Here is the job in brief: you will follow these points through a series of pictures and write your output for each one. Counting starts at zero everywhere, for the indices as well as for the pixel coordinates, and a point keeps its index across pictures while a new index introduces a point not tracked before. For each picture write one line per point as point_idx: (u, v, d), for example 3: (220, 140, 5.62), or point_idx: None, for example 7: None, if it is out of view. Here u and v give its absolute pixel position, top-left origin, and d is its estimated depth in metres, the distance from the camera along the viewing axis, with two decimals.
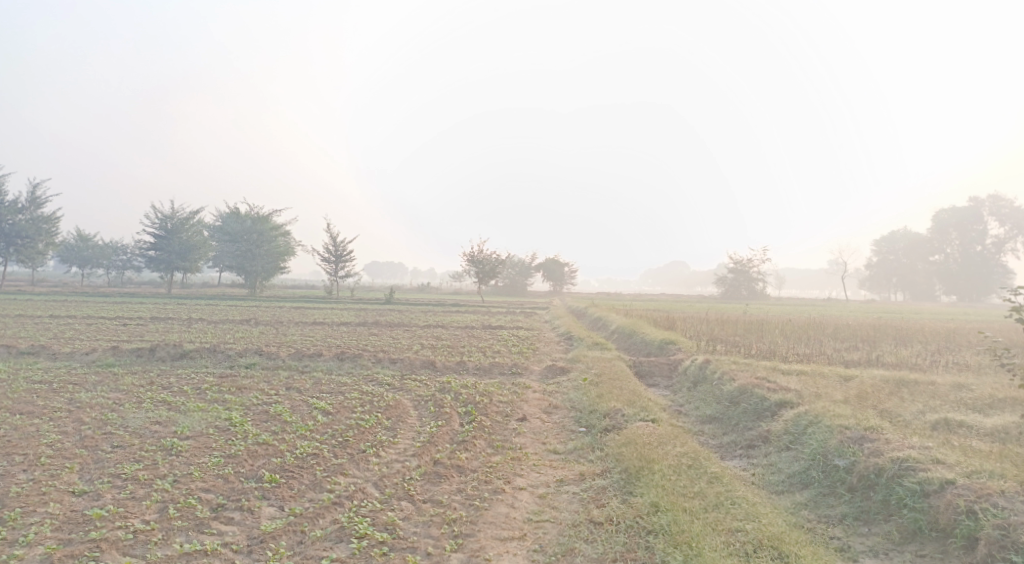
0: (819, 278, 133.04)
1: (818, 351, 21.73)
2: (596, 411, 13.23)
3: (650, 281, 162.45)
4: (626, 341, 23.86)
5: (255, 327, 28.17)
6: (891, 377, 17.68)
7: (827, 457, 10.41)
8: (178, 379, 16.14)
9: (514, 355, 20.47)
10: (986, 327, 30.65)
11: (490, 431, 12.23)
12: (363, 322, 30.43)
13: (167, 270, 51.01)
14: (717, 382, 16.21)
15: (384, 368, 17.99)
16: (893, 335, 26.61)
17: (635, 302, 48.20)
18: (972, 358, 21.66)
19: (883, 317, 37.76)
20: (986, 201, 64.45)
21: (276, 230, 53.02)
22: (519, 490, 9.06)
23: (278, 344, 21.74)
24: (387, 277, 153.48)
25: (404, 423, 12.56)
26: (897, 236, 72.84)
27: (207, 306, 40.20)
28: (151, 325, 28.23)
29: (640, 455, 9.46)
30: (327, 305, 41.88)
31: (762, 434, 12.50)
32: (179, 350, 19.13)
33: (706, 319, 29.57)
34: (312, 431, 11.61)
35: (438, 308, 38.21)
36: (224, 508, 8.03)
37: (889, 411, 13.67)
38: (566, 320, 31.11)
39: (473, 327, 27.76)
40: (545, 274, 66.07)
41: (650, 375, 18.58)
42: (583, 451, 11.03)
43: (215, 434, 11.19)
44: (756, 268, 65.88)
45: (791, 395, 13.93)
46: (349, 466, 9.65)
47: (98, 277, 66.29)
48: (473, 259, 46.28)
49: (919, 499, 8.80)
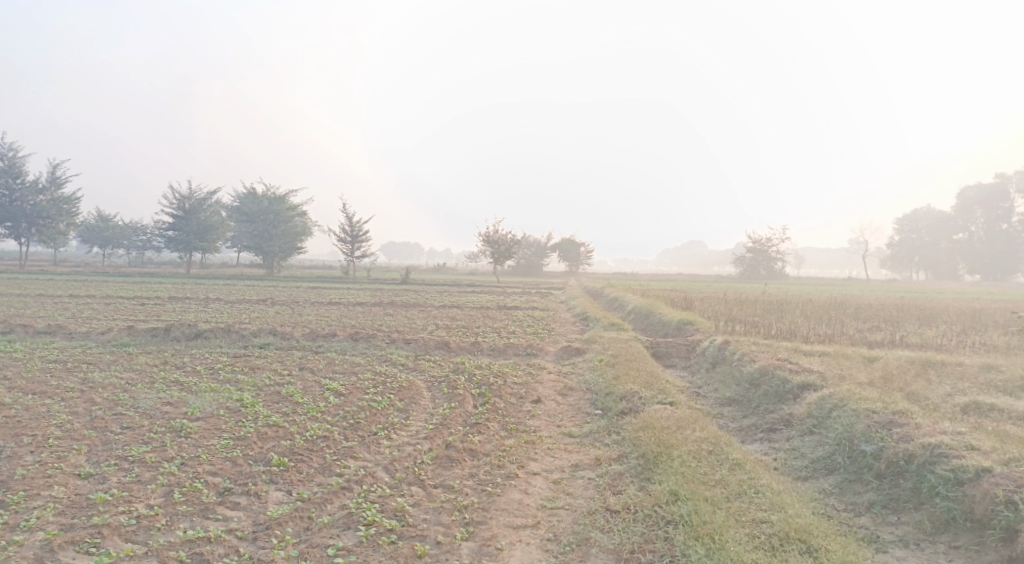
0: (841, 257, 131.30)
1: (840, 331, 21.25)
2: (613, 393, 12.94)
3: (668, 260, 161.42)
4: (644, 322, 23.50)
5: (271, 307, 28.10)
6: (916, 359, 17.21)
7: (853, 442, 10.07)
8: (192, 359, 16.01)
9: (530, 335, 20.22)
10: (1012, 307, 29.90)
11: (504, 414, 11.98)
12: (379, 302, 30.27)
13: (186, 250, 51.13)
14: (737, 363, 15.85)
15: (399, 349, 17.79)
16: (917, 315, 26.00)
17: (651, 282, 47.63)
18: (999, 339, 21.07)
19: (906, 297, 36.99)
20: (1013, 179, 62.93)
21: (293, 210, 52.96)
22: (533, 475, 8.81)
23: (293, 324, 21.60)
24: (405, 257, 153.59)
25: (417, 405, 12.34)
26: (921, 215, 71.50)
27: (224, 286, 40.28)
28: (168, 305, 28.24)
29: (659, 440, 9.17)
30: (343, 285, 41.77)
31: (783, 417, 12.16)
32: (193, 329, 19.02)
33: (724, 299, 29.09)
34: (324, 412, 11.42)
35: (454, 288, 37.99)
36: (230, 493, 7.85)
37: (915, 393, 13.27)
38: (583, 300, 30.77)
39: (488, 307, 27.51)
40: (562, 254, 65.69)
41: (668, 356, 18.26)
42: (599, 435, 10.76)
43: (225, 415, 11.02)
44: (776, 247, 64.97)
45: (815, 378, 13.56)
46: (359, 450, 9.45)
47: (117, 258, 66.64)
48: (488, 239, 45.92)
49: (953, 488, 8.45)
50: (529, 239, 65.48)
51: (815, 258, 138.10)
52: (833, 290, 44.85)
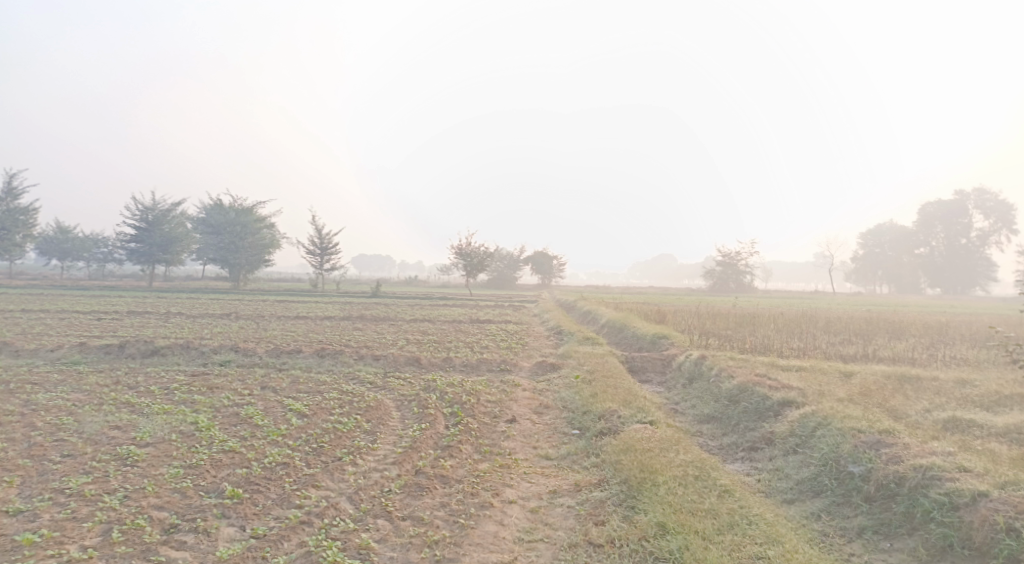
0: (807, 270, 132.81)
1: (814, 345, 21.00)
2: (589, 412, 12.42)
3: (638, 273, 162.09)
4: (617, 336, 23.06)
5: (234, 321, 27.20)
6: (892, 373, 16.94)
7: (839, 463, 9.66)
8: (147, 378, 15.20)
9: (503, 350, 19.65)
10: (976, 320, 30.12)
11: (477, 435, 11.41)
12: (347, 316, 29.49)
13: (148, 262, 49.82)
14: (715, 378, 15.44)
15: (367, 365, 17.11)
16: (887, 328, 25.93)
17: (621, 295, 47.25)
18: (970, 352, 20.95)
19: (873, 310, 37.05)
20: (971, 194, 63.71)
21: (260, 222, 51.91)
22: (508, 504, 8.25)
23: (257, 340, 20.80)
24: (375, 269, 152.19)
25: (386, 426, 11.71)
26: (884, 229, 72.39)
27: (188, 299, 39.17)
28: (126, 319, 27.20)
29: (641, 465, 8.65)
30: (310, 298, 40.80)
31: (765, 436, 11.74)
32: (150, 346, 18.16)
33: (697, 313, 28.80)
34: (285, 435, 10.73)
35: (424, 302, 37.32)
36: (176, 530, 7.17)
37: (896, 409, 12.95)
38: (555, 314, 30.27)
39: (460, 321, 26.91)
40: (534, 267, 65.22)
41: (643, 371, 17.81)
42: (577, 457, 10.23)
43: (178, 440, 10.31)
44: (744, 260, 65.24)
45: (795, 394, 13.18)
46: (323, 477, 8.82)
47: (76, 271, 64.92)
48: (461, 252, 45.29)
49: (948, 513, 8.06)
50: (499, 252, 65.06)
51: (782, 271, 139.54)
52: (801, 302, 44.93)
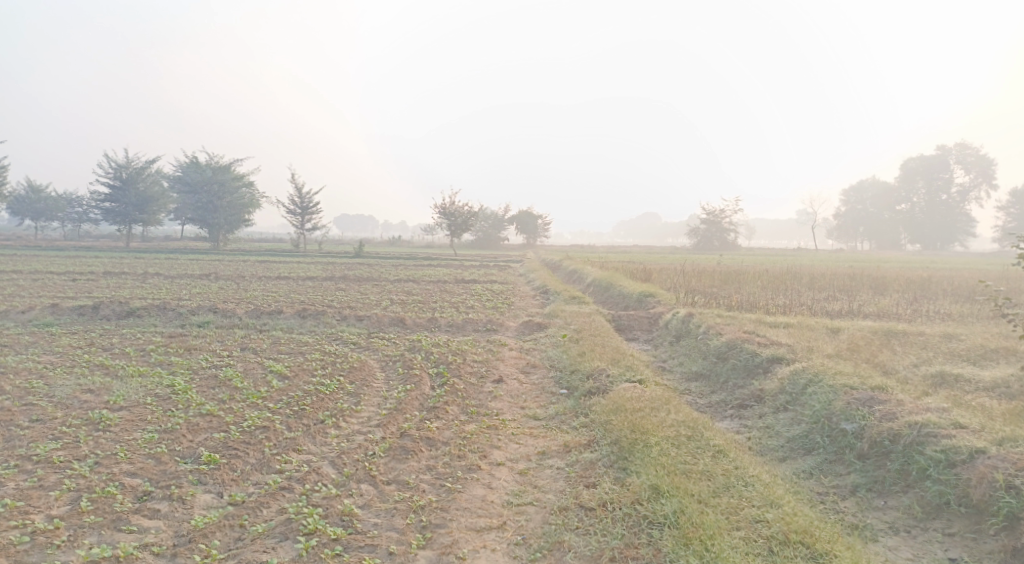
0: (789, 227, 133.12)
1: (799, 301, 20.88)
2: (577, 371, 12.20)
3: (622, 232, 161.96)
4: (603, 295, 22.84)
5: (214, 282, 26.72)
6: (879, 329, 16.83)
7: (831, 420, 9.50)
8: (122, 340, 14.81)
9: (488, 310, 19.36)
10: (955, 275, 30.26)
11: (463, 395, 11.15)
12: (330, 276, 29.08)
13: (124, 222, 48.85)
14: (703, 336, 15.24)
15: (350, 326, 16.79)
16: (870, 284, 25.87)
17: (604, 254, 47.02)
18: (954, 307, 20.90)
19: (855, 266, 37.06)
20: (953, 150, 63.96)
21: (239, 180, 50.97)
22: (496, 466, 8.02)
23: (237, 300, 20.39)
24: (358, 229, 150.93)
25: (370, 387, 11.43)
26: (866, 186, 72.42)
27: (167, 260, 38.53)
28: (103, 280, 26.64)
29: (632, 425, 8.42)
30: (291, 259, 40.20)
31: (755, 393, 11.58)
32: (126, 308, 17.71)
33: (682, 270, 28.60)
34: (265, 398, 10.42)
35: (408, 262, 36.90)
36: (149, 498, 6.88)
37: (884, 365, 12.83)
38: (541, 273, 30.00)
39: (445, 281, 26.59)
40: (518, 227, 64.83)
41: (629, 329, 17.63)
42: (566, 417, 10.01)
43: (153, 403, 9.97)
44: (728, 218, 65.09)
45: (785, 350, 13.02)
46: (304, 441, 8.54)
47: (52, 231, 63.66)
48: (444, 212, 44.70)
49: (944, 470, 7.93)
50: (482, 211, 64.55)
51: (764, 229, 139.85)
52: (784, 259, 44.98)
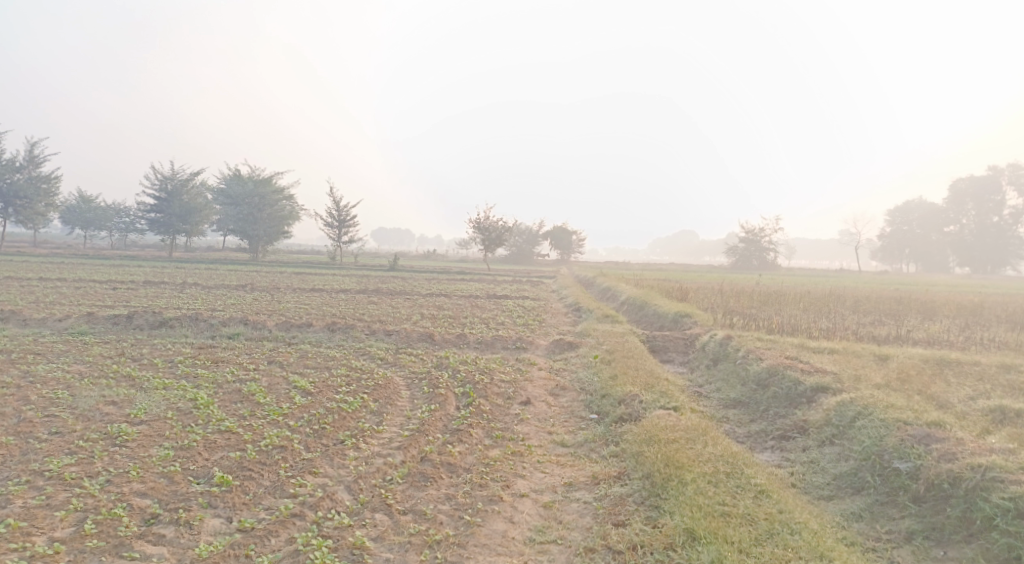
0: (831, 248, 130.43)
1: (843, 325, 20.09)
2: (609, 394, 11.73)
3: (659, 250, 160.45)
4: (639, 313, 22.27)
5: (248, 293, 26.76)
6: (929, 357, 16.04)
7: (882, 458, 8.94)
8: (151, 350, 14.72)
9: (520, 327, 18.95)
10: (1009, 300, 28.97)
11: (489, 418, 10.75)
12: (363, 289, 28.95)
13: (168, 233, 49.59)
14: (742, 360, 14.64)
15: (378, 341, 16.51)
16: (918, 308, 24.88)
17: (641, 271, 46.30)
18: (1008, 335, 19.92)
19: (902, 289, 35.87)
20: (1005, 171, 62.04)
21: (279, 193, 51.43)
22: (519, 498, 7.62)
23: (269, 312, 20.29)
24: (395, 242, 151.87)
25: (394, 406, 11.10)
26: (913, 206, 70.52)
27: (206, 270, 38.88)
28: (141, 289, 26.84)
29: (667, 458, 7.95)
30: (327, 271, 40.30)
31: (797, 423, 10.98)
32: (158, 318, 17.67)
33: (720, 290, 27.89)
34: (286, 415, 10.14)
35: (442, 276, 36.72)
36: (156, 522, 6.67)
37: (936, 397, 12.12)
38: (574, 290, 29.51)
39: (477, 296, 26.25)
40: (553, 242, 64.42)
41: (664, 351, 17.09)
42: (595, 445, 9.56)
43: (173, 418, 9.73)
44: (768, 238, 63.84)
45: (829, 379, 12.39)
46: (321, 463, 8.23)
47: (99, 240, 64.98)
48: (479, 226, 44.50)
49: (1013, 520, 7.43)
50: (518, 226, 64.31)
51: (805, 249, 137.30)
52: (826, 281, 43.88)
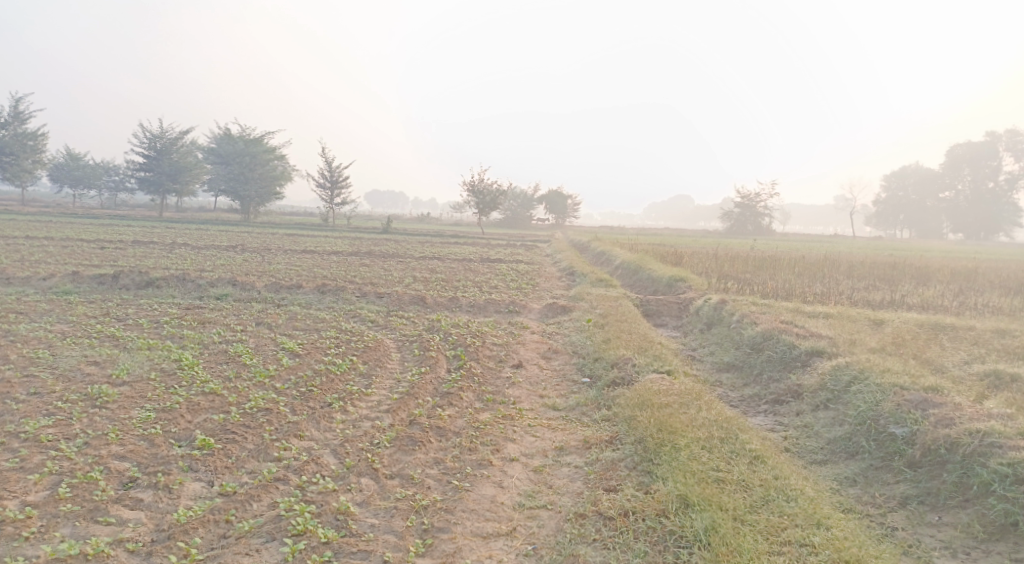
0: (826, 213, 130.15)
1: (838, 290, 19.95)
2: (602, 358, 11.56)
3: (654, 215, 159.97)
4: (633, 278, 22.08)
5: (239, 254, 26.41)
6: (924, 322, 15.90)
7: (877, 423, 8.80)
8: (137, 310, 14.45)
9: (513, 291, 18.73)
10: (1004, 266, 28.85)
11: (480, 381, 10.57)
12: (355, 252, 28.64)
13: (158, 192, 48.94)
14: (737, 325, 14.47)
15: (369, 303, 16.28)
16: (913, 274, 24.74)
17: (636, 235, 46.05)
18: (1003, 301, 19.79)
19: (896, 255, 35.77)
20: (1002, 137, 61.63)
21: (270, 153, 50.72)
22: (509, 462, 7.47)
23: (259, 273, 20.01)
24: (388, 205, 150.83)
25: (383, 369, 10.90)
26: (908, 172, 70.18)
27: (196, 230, 38.45)
28: (129, 249, 26.45)
29: (661, 422, 7.79)
30: (320, 232, 39.91)
31: (791, 388, 10.85)
32: (145, 278, 17.38)
33: (715, 254, 27.68)
34: (273, 377, 9.93)
35: (436, 239, 36.39)
36: (134, 486, 6.53)
37: (932, 362, 11.98)
38: (569, 254, 29.26)
39: (471, 259, 26.00)
40: (548, 206, 63.98)
41: (658, 315, 16.93)
42: (587, 409, 9.40)
43: (156, 379, 9.51)
44: (764, 203, 63.50)
45: (824, 343, 12.25)
46: (307, 426, 8.05)
47: (89, 199, 64.13)
48: (473, 189, 44.04)
49: (1011, 486, 7.33)
50: (513, 189, 63.81)
51: (800, 214, 136.97)
52: (820, 246, 43.73)
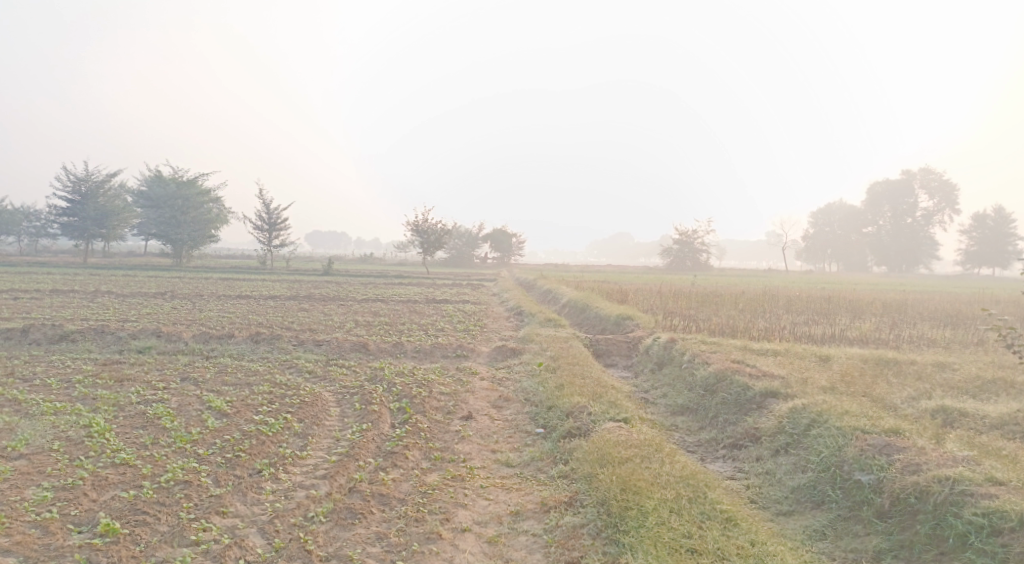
0: (760, 247, 133.36)
1: (780, 325, 19.86)
2: (556, 407, 10.94)
3: (595, 252, 161.53)
4: (580, 316, 21.63)
5: (167, 302, 25.07)
6: (868, 357, 15.77)
7: (842, 469, 8.36)
8: (47, 369, 13.28)
9: (460, 333, 18.06)
10: (930, 298, 29.54)
11: (427, 437, 9.81)
12: (293, 296, 27.54)
13: (83, 237, 46.74)
14: (688, 365, 14.06)
15: (307, 352, 15.37)
16: (848, 307, 24.98)
17: (577, 273, 45.96)
18: (937, 333, 19.98)
19: (827, 288, 36.44)
20: (917, 174, 64.29)
21: (204, 195, 49.16)
22: (460, 533, 6.93)
23: (188, 322, 18.86)
24: (329, 246, 148.54)
25: (321, 427, 10.06)
26: (835, 208, 72.40)
27: (123, 277, 36.69)
28: (47, 299, 24.84)
29: (624, 481, 7.28)
30: (257, 276, 38.56)
31: (749, 431, 10.23)
32: (59, 332, 16.13)
33: (658, 291, 27.53)
34: (195, 442, 9.03)
35: (377, 281, 35.40)
36: None
37: (882, 398, 11.61)
38: (514, 293, 28.75)
39: (414, 301, 25.21)
40: (493, 245, 63.51)
41: (607, 355, 16.47)
42: (543, 465, 8.76)
43: (60, 451, 8.69)
44: (701, 239, 64.35)
45: (778, 383, 11.88)
46: (232, 499, 7.27)
47: (8, 246, 61.05)
48: (417, 229, 43.27)
49: (988, 539, 6.97)
50: (456, 230, 63.29)
51: (735, 249, 140.14)
52: (757, 281, 44.26)
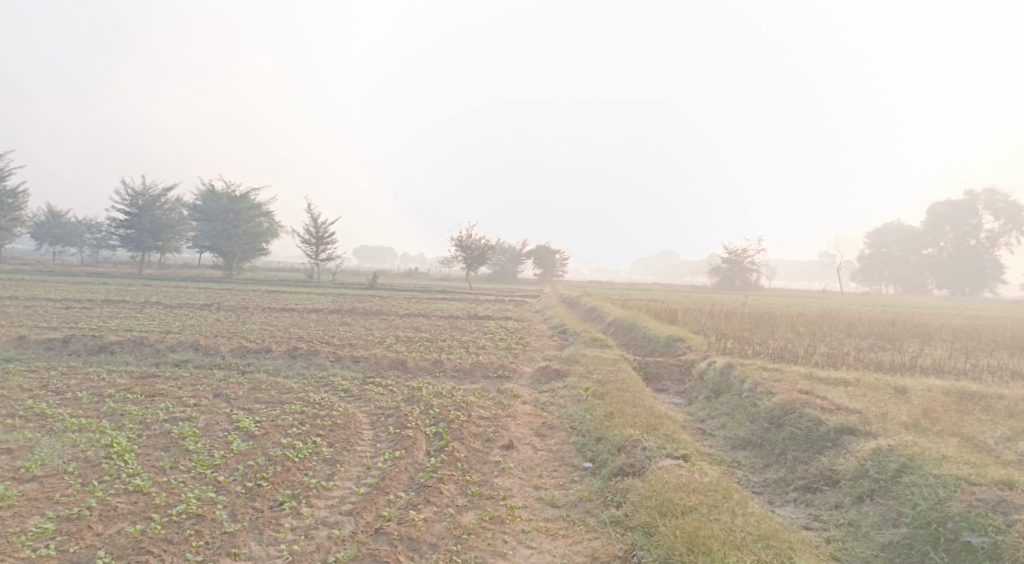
0: (813, 269, 129.75)
1: (842, 350, 18.54)
2: (606, 438, 9.98)
3: (642, 270, 159.55)
4: (627, 336, 20.61)
5: (212, 313, 24.82)
6: (948, 389, 14.38)
7: (945, 527, 7.38)
8: (80, 381, 12.85)
9: (502, 352, 17.22)
10: (1002, 324, 27.55)
11: (465, 469, 8.97)
12: (337, 310, 27.09)
13: (138, 249, 47.45)
14: (749, 393, 12.94)
15: (344, 369, 14.71)
16: (914, 333, 23.36)
17: (623, 291, 44.82)
18: (1016, 362, 18.38)
19: (888, 311, 34.64)
20: (981, 195, 61.27)
21: (256, 209, 49.47)
22: None
23: (229, 335, 18.45)
24: (377, 260, 149.79)
25: (352, 453, 9.29)
26: (892, 228, 69.69)
27: (173, 288, 36.86)
28: (96, 309, 24.82)
29: (702, 542, 6.58)
30: (302, 289, 38.45)
31: (824, 472, 9.12)
32: (98, 343, 15.79)
33: (708, 311, 26.26)
34: (217, 467, 8.34)
35: (421, 295, 34.93)
36: None
37: (973, 439, 10.39)
38: (558, 310, 27.84)
39: (457, 317, 24.53)
40: (536, 262, 62.75)
41: (658, 379, 15.44)
42: (593, 507, 7.84)
43: (74, 474, 8.10)
44: (751, 258, 62.48)
45: (855, 418, 10.71)
46: (246, 538, 6.70)
47: (69, 256, 62.63)
48: (461, 244, 42.78)
49: None
50: (501, 246, 62.61)
51: (787, 270, 136.77)
52: (811, 302, 42.38)
